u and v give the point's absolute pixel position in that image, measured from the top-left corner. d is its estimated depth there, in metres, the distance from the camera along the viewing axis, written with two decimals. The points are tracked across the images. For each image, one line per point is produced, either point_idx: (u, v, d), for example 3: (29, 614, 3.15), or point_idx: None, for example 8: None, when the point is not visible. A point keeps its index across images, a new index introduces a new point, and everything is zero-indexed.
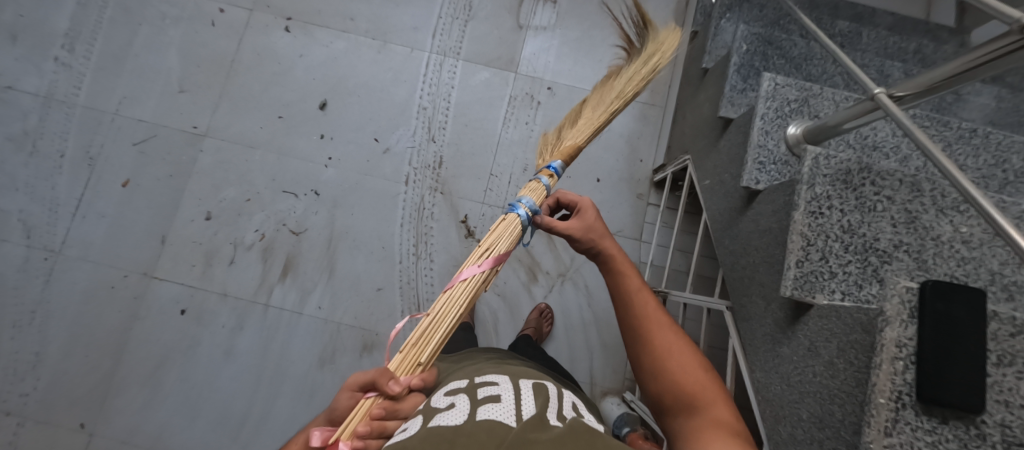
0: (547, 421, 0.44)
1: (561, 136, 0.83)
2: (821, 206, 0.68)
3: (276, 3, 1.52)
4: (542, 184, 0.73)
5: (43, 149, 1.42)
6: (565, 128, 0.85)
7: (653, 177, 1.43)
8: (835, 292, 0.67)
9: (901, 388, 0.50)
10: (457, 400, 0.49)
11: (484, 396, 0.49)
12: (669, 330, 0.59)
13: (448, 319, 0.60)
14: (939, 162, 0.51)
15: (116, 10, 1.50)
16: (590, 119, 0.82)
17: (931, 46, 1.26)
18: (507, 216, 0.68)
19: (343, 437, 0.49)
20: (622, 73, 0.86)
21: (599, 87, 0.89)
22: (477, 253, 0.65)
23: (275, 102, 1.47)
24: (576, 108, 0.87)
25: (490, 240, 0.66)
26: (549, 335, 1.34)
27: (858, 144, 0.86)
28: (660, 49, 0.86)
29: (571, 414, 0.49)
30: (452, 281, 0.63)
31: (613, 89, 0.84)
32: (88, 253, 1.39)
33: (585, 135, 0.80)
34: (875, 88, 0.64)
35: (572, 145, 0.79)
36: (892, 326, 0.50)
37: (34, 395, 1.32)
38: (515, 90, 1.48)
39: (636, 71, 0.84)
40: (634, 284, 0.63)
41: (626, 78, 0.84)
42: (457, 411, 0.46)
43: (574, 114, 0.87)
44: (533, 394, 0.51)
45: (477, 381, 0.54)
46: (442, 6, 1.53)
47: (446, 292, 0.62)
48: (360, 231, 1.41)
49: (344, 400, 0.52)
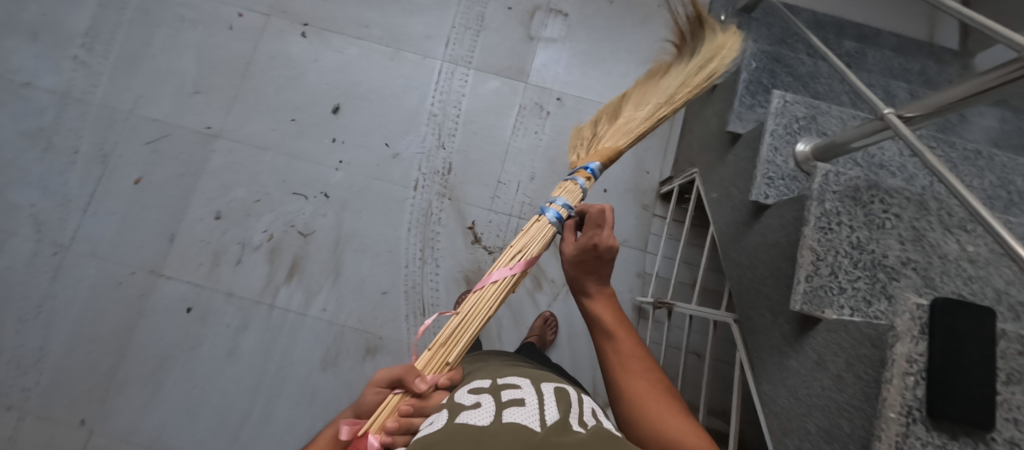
0: (570, 426, 0.45)
1: (600, 135, 0.83)
2: (831, 222, 0.68)
3: (292, 10, 1.55)
4: (578, 186, 0.73)
5: (58, 144, 1.44)
6: (608, 125, 0.85)
7: (659, 189, 1.44)
8: (844, 308, 0.67)
9: (912, 403, 0.50)
10: (482, 399, 0.50)
11: (508, 398, 0.50)
12: (644, 375, 0.58)
13: (475, 321, 0.62)
14: (948, 181, 0.52)
15: (135, 12, 1.53)
16: (635, 120, 0.82)
17: (935, 67, 1.28)
18: (539, 218, 0.69)
19: (372, 430, 0.52)
20: (673, 76, 0.86)
21: (647, 86, 0.88)
22: (506, 257, 0.66)
23: (287, 106, 1.49)
24: (618, 107, 0.87)
25: (522, 242, 0.67)
26: (553, 343, 1.33)
27: (866, 163, 0.86)
28: (717, 54, 0.85)
29: (592, 420, 0.49)
30: (482, 281, 0.64)
31: (662, 92, 0.84)
32: (96, 249, 1.40)
33: (628, 138, 0.80)
34: (884, 108, 0.66)
35: (614, 146, 0.79)
36: (903, 340, 0.51)
37: (36, 390, 1.32)
38: (524, 100, 1.50)
39: (690, 75, 0.84)
40: (608, 326, 0.63)
41: (679, 81, 0.84)
42: (482, 411, 0.47)
43: (617, 111, 0.87)
44: (555, 399, 0.51)
45: (500, 381, 0.55)
46: (455, 16, 1.56)
47: (475, 292, 0.64)
48: (368, 234, 1.42)
49: (372, 395, 0.55)
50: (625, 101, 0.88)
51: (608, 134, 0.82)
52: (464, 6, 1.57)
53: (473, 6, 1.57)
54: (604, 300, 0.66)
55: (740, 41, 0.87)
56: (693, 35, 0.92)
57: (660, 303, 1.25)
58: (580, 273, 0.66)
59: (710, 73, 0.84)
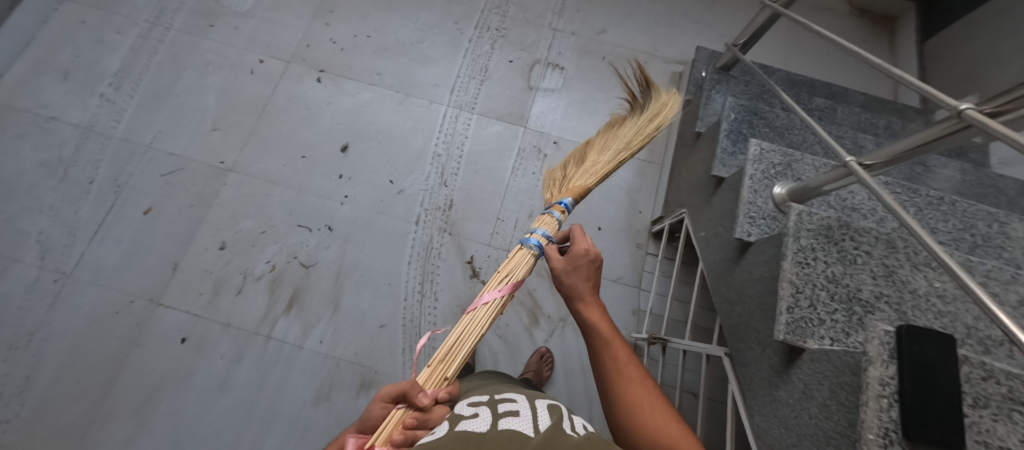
0: (562, 430, 0.48)
1: (570, 176, 0.89)
2: (807, 257, 0.74)
3: (312, 58, 1.68)
4: (554, 218, 0.78)
5: (75, 175, 1.50)
6: (576, 167, 0.92)
7: (651, 228, 1.51)
8: (825, 338, 0.70)
9: (888, 425, 0.53)
10: (480, 410, 0.53)
11: (504, 409, 0.53)
12: (640, 381, 0.62)
13: (471, 338, 0.65)
14: (908, 223, 0.57)
15: (164, 56, 1.65)
16: (601, 162, 0.89)
17: (899, 122, 1.39)
18: (523, 247, 0.74)
19: (378, 442, 0.54)
20: (631, 125, 0.95)
21: (608, 133, 0.97)
22: (494, 280, 0.70)
23: (300, 143, 1.58)
24: (582, 150, 0.96)
25: (508, 267, 0.71)
26: (549, 380, 1.34)
27: (838, 205, 0.93)
28: (666, 108, 0.96)
29: (583, 428, 0.52)
30: (475, 303, 0.68)
31: (624, 138, 0.92)
32: (99, 276, 1.42)
33: (595, 178, 0.86)
34: (847, 156, 0.73)
35: (585, 183, 0.85)
36: (875, 365, 0.54)
37: (16, 421, 1.29)
38: (523, 143, 1.60)
39: (645, 125, 0.93)
40: (603, 334, 0.66)
41: (636, 130, 0.93)
42: (480, 420, 0.50)
43: (584, 155, 0.94)
44: (549, 410, 0.53)
45: (497, 396, 0.58)
46: (462, 67, 1.70)
47: (468, 313, 0.67)
48: (369, 267, 1.45)
49: (377, 410, 0.57)
50: (589, 146, 0.96)
51: (576, 174, 0.89)
52: (469, 59, 1.71)
53: (478, 59, 1.71)
54: (597, 313, 0.68)
55: (680, 98, 0.99)
56: (644, 94, 1.04)
57: (654, 338, 1.25)
58: (576, 282, 0.70)
59: (663, 124, 0.94)
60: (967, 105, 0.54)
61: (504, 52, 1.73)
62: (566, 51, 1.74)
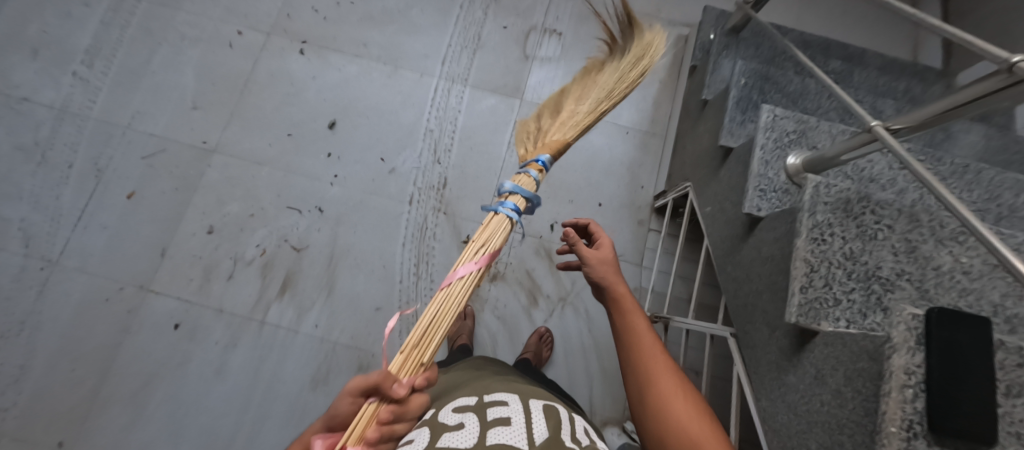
0: (555, 443, 0.51)
1: (547, 130, 0.81)
2: (823, 233, 0.67)
3: (293, 29, 1.58)
4: (532, 177, 0.71)
5: (52, 159, 1.44)
6: (553, 119, 0.85)
7: (654, 204, 1.46)
8: (840, 321, 0.65)
9: (912, 417, 0.48)
10: (466, 419, 0.55)
11: (494, 417, 0.55)
12: (668, 373, 0.59)
13: (447, 318, 0.59)
14: (941, 194, 0.50)
15: (137, 30, 1.56)
16: (581, 114, 0.82)
17: (920, 86, 1.31)
18: (496, 213, 0.68)
19: (350, 443, 0.48)
20: (609, 72, 0.88)
21: (583, 81, 0.90)
22: (466, 254, 0.64)
23: (285, 121, 1.50)
24: (559, 102, 0.88)
25: (484, 236, 0.65)
26: (548, 360, 1.32)
27: (856, 176, 0.86)
28: (646, 55, 0.89)
29: (575, 436, 0.56)
30: (449, 277, 0.62)
31: (603, 85, 0.85)
32: (85, 263, 1.38)
33: (574, 131, 0.79)
34: (871, 120, 0.67)
35: (564, 132, 0.79)
36: (900, 352, 0.48)
37: (14, 410, 1.27)
38: (520, 117, 1.52)
39: (624, 74, 0.86)
40: (637, 324, 0.64)
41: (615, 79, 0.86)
42: (468, 431, 0.53)
43: (558, 106, 0.87)
44: (540, 417, 0.56)
45: (485, 399, 0.61)
46: (453, 36, 1.60)
47: (444, 289, 0.61)
48: (363, 249, 1.41)
49: (345, 406, 0.51)
50: (565, 97, 0.89)
51: (554, 126, 0.82)
52: (461, 26, 1.61)
53: (470, 26, 1.61)
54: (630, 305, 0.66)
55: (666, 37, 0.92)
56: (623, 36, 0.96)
57: (657, 317, 1.22)
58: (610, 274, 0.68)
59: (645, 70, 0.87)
60: (1020, 56, 0.48)
61: (498, 18, 1.62)
62: (563, 16, 1.63)
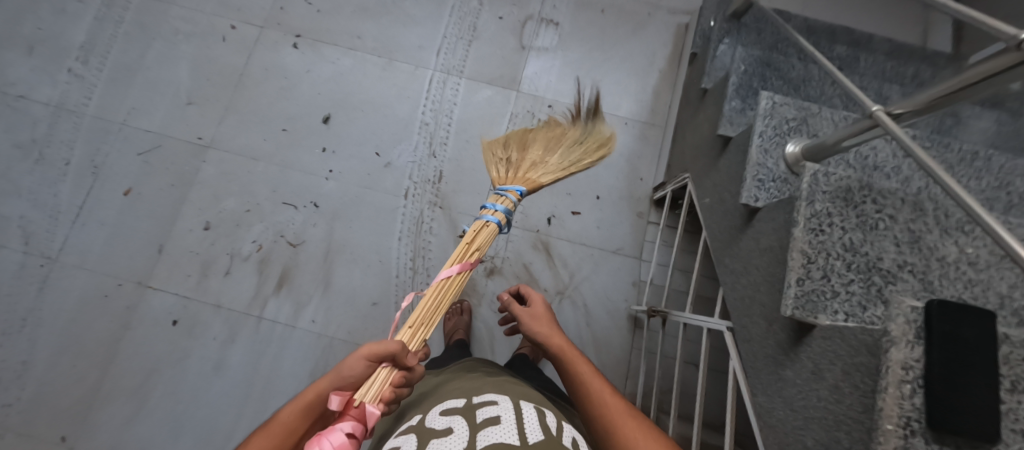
0: (548, 440, 0.50)
1: (524, 166, 0.86)
2: (821, 223, 0.64)
3: (287, 22, 1.57)
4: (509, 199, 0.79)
5: (50, 156, 1.44)
6: (523, 158, 0.88)
7: (653, 196, 1.43)
8: (838, 313, 0.62)
9: (910, 414, 0.45)
10: (455, 423, 0.54)
11: (483, 418, 0.53)
12: (631, 420, 0.57)
13: (444, 305, 0.69)
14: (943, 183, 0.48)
15: (131, 25, 1.55)
16: (550, 166, 0.87)
17: (929, 71, 1.26)
18: (483, 222, 0.76)
19: (368, 400, 0.56)
20: (576, 134, 0.94)
21: (552, 130, 0.95)
22: (457, 253, 0.73)
23: (280, 116, 1.49)
24: (528, 142, 0.92)
25: (474, 242, 0.74)
26: (546, 355, 1.30)
27: (859, 164, 0.83)
28: (609, 135, 0.97)
29: (568, 435, 0.54)
30: (447, 271, 0.71)
31: (570, 147, 0.92)
32: (84, 260, 1.39)
33: (549, 176, 0.86)
34: (872, 105, 0.64)
35: (534, 180, 0.85)
36: (898, 346, 0.45)
37: (17, 405, 1.29)
38: (516, 108, 1.50)
39: (588, 142, 0.93)
40: (584, 370, 0.64)
41: (580, 141, 0.93)
42: (457, 435, 0.51)
43: (528, 146, 0.91)
44: (530, 414, 0.55)
45: (474, 401, 0.59)
46: (448, 27, 1.58)
47: (443, 280, 0.70)
48: (359, 244, 1.40)
49: (360, 369, 0.57)
50: (535, 138, 0.93)
51: (524, 168, 0.86)
52: (456, 17, 1.59)
53: (466, 16, 1.59)
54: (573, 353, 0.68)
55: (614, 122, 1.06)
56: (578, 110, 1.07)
57: (655, 311, 1.20)
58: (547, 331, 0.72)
59: (606, 148, 0.95)
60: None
61: (493, 8, 1.59)
62: (561, 5, 1.60)
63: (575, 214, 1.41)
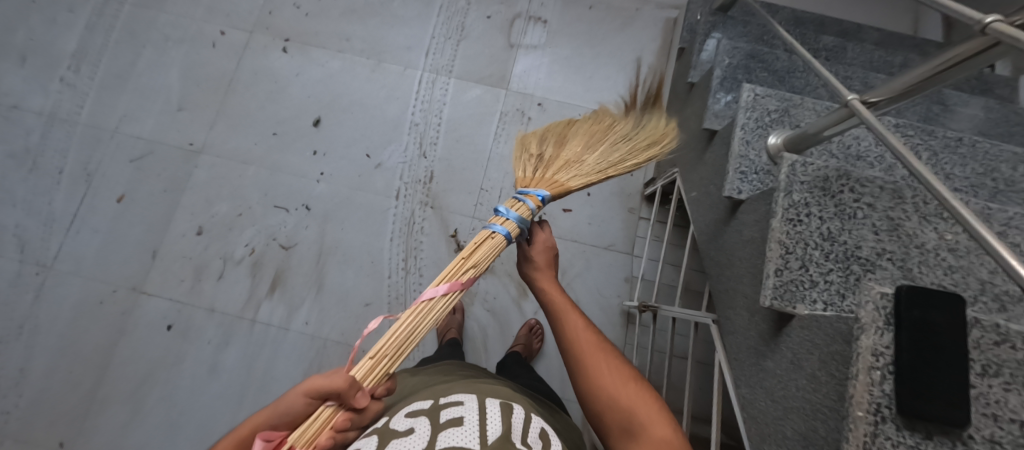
0: (509, 442, 0.49)
1: (552, 164, 0.73)
2: (799, 213, 0.63)
3: (276, 26, 1.57)
4: (527, 205, 0.67)
5: (43, 165, 1.45)
6: (554, 154, 0.74)
7: (644, 191, 1.43)
8: (817, 303, 0.62)
9: (879, 400, 0.45)
10: (417, 424, 0.53)
11: (446, 419, 0.53)
12: (608, 362, 0.56)
13: (417, 335, 0.59)
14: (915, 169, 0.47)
15: (122, 33, 1.56)
16: (584, 165, 0.73)
17: (918, 59, 1.26)
18: (489, 233, 0.65)
19: (301, 443, 0.51)
20: (625, 127, 0.78)
21: (597, 120, 0.80)
22: (445, 273, 0.61)
23: (270, 119, 1.50)
24: (566, 132, 0.78)
25: (475, 256, 0.63)
26: (539, 352, 1.30)
27: (842, 154, 0.82)
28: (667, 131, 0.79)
29: (533, 434, 0.54)
30: (427, 294, 0.60)
31: (614, 142, 0.76)
32: (79, 267, 1.39)
33: (580, 179, 0.72)
34: (848, 94, 0.64)
35: (562, 184, 0.70)
36: (867, 333, 0.45)
37: (16, 412, 1.30)
38: (506, 107, 1.50)
39: (639, 138, 0.77)
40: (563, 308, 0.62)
41: (626, 137, 0.77)
42: (417, 437, 0.51)
43: (564, 139, 0.76)
44: (495, 415, 0.54)
45: (441, 401, 0.58)
46: (436, 27, 1.58)
47: (418, 304, 0.59)
48: (350, 245, 1.40)
49: (301, 405, 0.53)
50: (574, 128, 0.78)
51: (554, 168, 0.72)
52: (444, 17, 1.59)
53: (454, 16, 1.59)
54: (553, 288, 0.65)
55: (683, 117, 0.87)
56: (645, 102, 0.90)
57: (645, 306, 1.19)
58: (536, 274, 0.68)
59: (659, 146, 0.78)
60: (994, 17, 0.44)
61: (481, 7, 1.59)
62: (548, 2, 1.60)
63: (566, 211, 1.41)
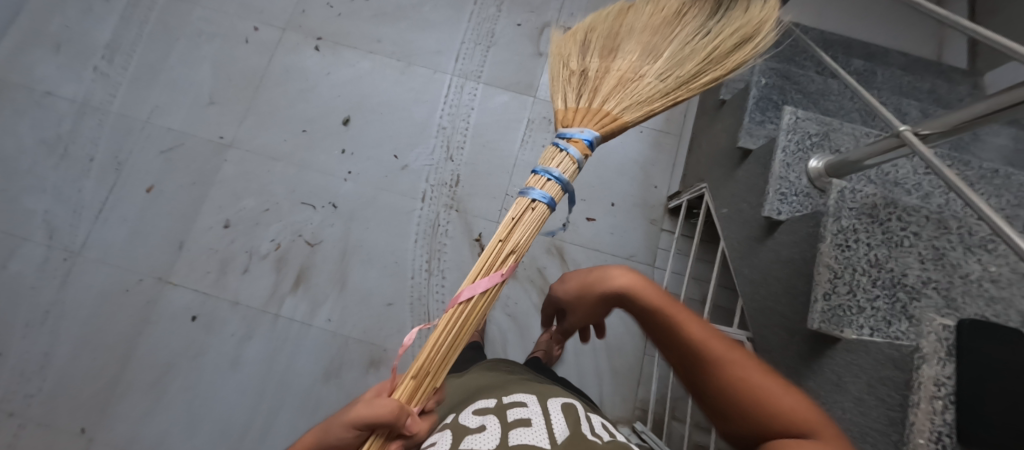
0: (579, 440, 0.51)
1: (600, 86, 0.60)
2: (848, 239, 0.65)
3: (308, 25, 1.59)
4: (574, 161, 0.55)
5: (74, 152, 1.47)
6: (604, 71, 0.62)
7: (667, 204, 1.44)
8: (863, 328, 0.63)
9: (941, 429, 0.46)
10: (487, 421, 0.56)
11: (514, 418, 0.55)
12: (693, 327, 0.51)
13: (459, 343, 0.52)
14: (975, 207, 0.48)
15: (156, 25, 1.58)
16: (645, 84, 0.60)
17: (945, 87, 1.28)
18: (526, 201, 0.54)
19: None
20: (699, 31, 0.65)
21: (656, 27, 0.65)
22: (479, 264, 0.52)
23: (299, 117, 1.52)
24: (614, 43, 0.65)
25: (513, 236, 0.53)
26: (559, 358, 1.32)
27: (880, 180, 0.83)
28: (758, 22, 0.66)
29: (597, 434, 0.56)
30: (468, 293, 0.51)
31: (679, 59, 0.63)
32: (106, 255, 1.41)
33: (635, 111, 0.59)
34: (899, 124, 0.64)
35: (616, 115, 0.58)
36: (930, 363, 0.47)
37: (39, 396, 1.31)
38: (533, 114, 1.52)
39: (725, 30, 0.64)
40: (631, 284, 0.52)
41: (707, 31, 0.65)
42: (489, 433, 0.53)
43: (618, 51, 0.64)
44: (561, 416, 0.57)
45: (505, 401, 0.61)
46: (466, 32, 1.59)
47: (458, 307, 0.51)
48: (374, 245, 1.42)
49: (348, 436, 0.47)
50: (632, 33, 0.66)
51: (607, 93, 0.60)
52: (475, 22, 1.60)
53: (484, 22, 1.60)
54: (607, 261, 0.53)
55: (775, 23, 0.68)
56: None
57: None
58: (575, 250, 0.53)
59: (744, 47, 0.65)
60: None
61: (512, 14, 1.61)
62: (578, 12, 1.61)
63: (590, 219, 1.42)
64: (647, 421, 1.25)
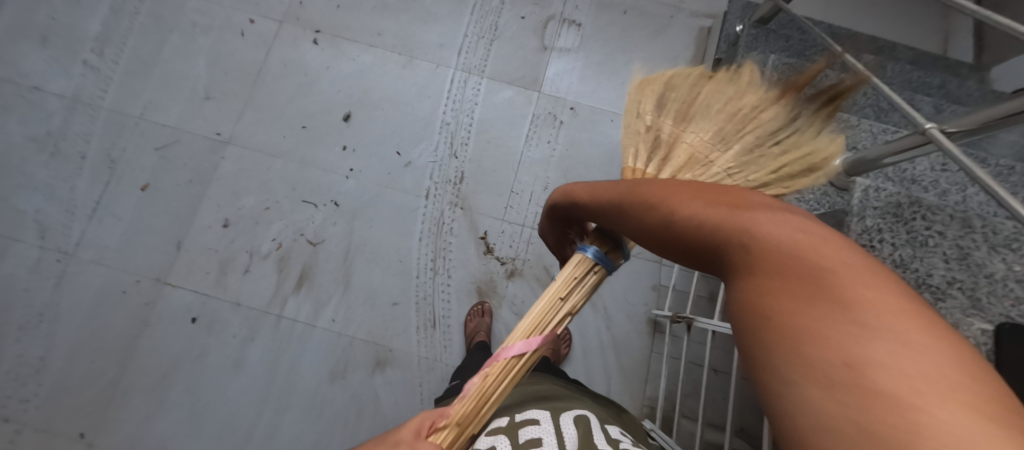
0: None
1: (668, 166, 0.58)
2: (872, 239, 0.67)
3: (306, 17, 1.55)
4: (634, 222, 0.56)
5: (65, 150, 1.42)
6: (673, 153, 0.60)
7: None
8: None
9: None
10: (498, 442, 0.59)
11: (526, 439, 0.58)
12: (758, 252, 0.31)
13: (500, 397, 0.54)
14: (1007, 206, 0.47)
15: (147, 17, 1.53)
16: (712, 172, 0.57)
17: (954, 82, 1.27)
18: (582, 258, 0.54)
19: None
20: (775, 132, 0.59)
21: (738, 105, 0.61)
22: (531, 323, 0.53)
23: (299, 113, 1.48)
24: (694, 116, 0.62)
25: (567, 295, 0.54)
26: (567, 357, 1.32)
27: (897, 178, 0.83)
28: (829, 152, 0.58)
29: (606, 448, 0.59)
30: (514, 351, 0.53)
31: (755, 149, 0.58)
32: (101, 256, 1.37)
33: None
34: (925, 123, 0.63)
35: None
36: None
37: (35, 401, 1.28)
38: (538, 109, 1.49)
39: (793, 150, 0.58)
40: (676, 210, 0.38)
41: (776, 137, 0.59)
42: None
43: (694, 124, 0.61)
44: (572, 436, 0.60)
45: (517, 419, 0.64)
46: (469, 25, 1.56)
47: (504, 364, 0.53)
48: (378, 244, 1.40)
49: None
50: (709, 112, 0.62)
51: (673, 172, 0.58)
52: (478, 15, 1.57)
53: (487, 15, 1.57)
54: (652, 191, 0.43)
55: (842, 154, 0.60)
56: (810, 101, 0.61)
57: (679, 317, 1.20)
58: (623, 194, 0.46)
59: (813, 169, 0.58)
60: None
61: (516, 7, 1.58)
62: (583, 5, 1.58)
63: None
64: (655, 419, 1.25)
